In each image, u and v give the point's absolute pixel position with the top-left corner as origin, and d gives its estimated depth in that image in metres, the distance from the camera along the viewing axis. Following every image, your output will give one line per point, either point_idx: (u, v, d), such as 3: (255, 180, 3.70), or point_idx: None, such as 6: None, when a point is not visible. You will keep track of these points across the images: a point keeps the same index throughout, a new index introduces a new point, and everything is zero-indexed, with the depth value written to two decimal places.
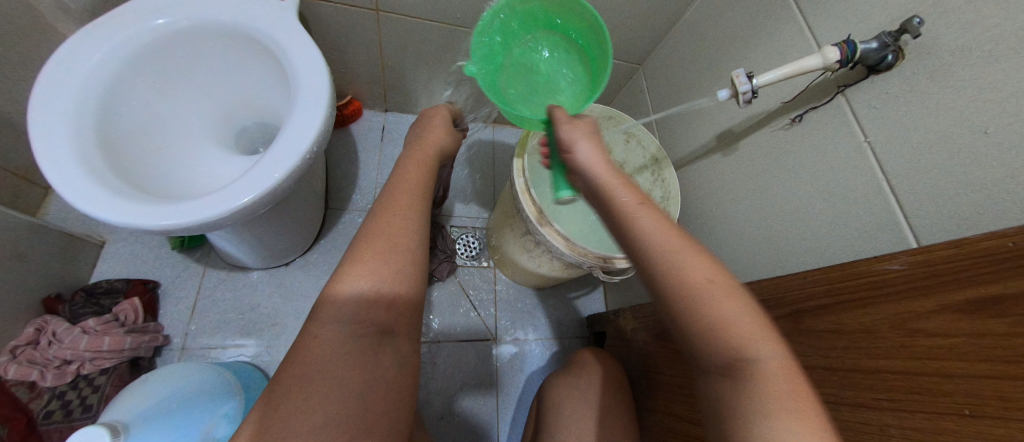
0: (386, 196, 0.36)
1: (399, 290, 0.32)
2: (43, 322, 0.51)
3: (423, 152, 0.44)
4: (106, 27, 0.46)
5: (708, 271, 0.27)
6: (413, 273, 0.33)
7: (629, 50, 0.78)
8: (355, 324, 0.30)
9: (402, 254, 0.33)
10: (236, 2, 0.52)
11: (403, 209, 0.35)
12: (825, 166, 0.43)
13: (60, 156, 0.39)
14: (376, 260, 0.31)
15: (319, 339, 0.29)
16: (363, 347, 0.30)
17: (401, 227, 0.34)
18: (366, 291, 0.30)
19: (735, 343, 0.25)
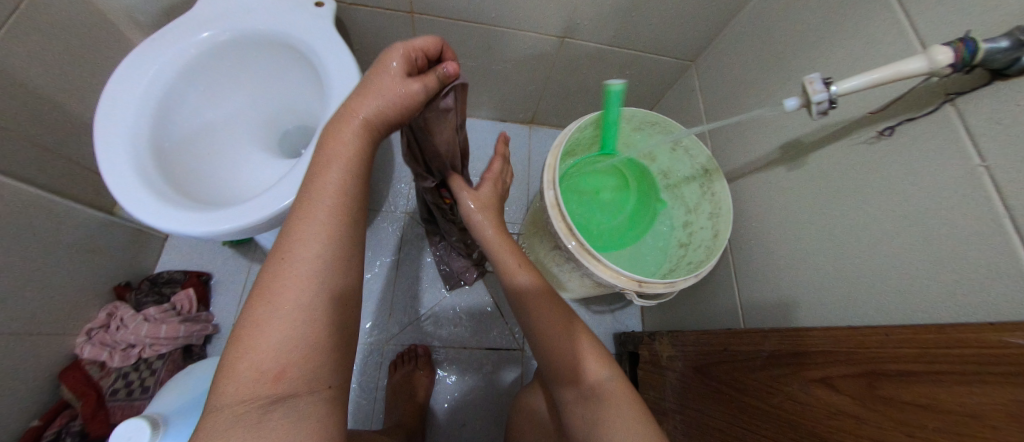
0: (291, 239, 0.31)
1: (289, 353, 0.27)
2: (114, 307, 0.58)
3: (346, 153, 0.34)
4: (162, 43, 0.51)
5: (553, 315, 0.44)
6: (307, 326, 0.28)
7: (679, 46, 0.71)
8: (243, 400, 0.26)
9: (293, 310, 0.28)
10: (278, 13, 0.55)
11: (307, 247, 0.30)
12: (922, 192, 0.35)
13: (119, 163, 0.43)
14: (273, 324, 0.27)
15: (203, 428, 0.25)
16: (250, 419, 0.25)
17: (300, 275, 0.29)
18: (245, 368, 0.26)
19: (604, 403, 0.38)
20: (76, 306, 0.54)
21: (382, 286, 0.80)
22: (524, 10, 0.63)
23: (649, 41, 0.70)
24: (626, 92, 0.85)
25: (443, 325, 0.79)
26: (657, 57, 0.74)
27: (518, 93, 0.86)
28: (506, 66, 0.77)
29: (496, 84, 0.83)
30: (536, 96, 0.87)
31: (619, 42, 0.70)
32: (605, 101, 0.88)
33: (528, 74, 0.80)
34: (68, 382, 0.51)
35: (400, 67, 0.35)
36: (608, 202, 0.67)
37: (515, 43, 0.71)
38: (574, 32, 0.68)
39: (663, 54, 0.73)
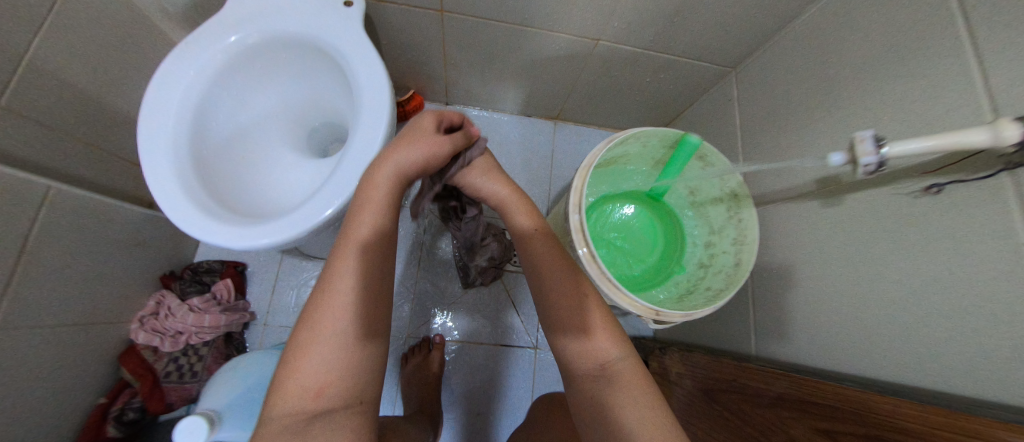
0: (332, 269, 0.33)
1: (331, 373, 0.30)
2: (161, 296, 0.62)
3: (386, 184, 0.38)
4: (196, 47, 0.51)
5: (594, 323, 0.38)
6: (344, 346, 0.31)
7: (721, 53, 0.67)
8: (292, 414, 0.29)
9: (332, 332, 0.31)
10: (308, 14, 0.54)
11: (345, 271, 0.33)
12: (959, 262, 0.35)
13: (165, 175, 0.45)
14: (314, 348, 0.30)
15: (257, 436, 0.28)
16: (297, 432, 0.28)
17: (337, 300, 0.32)
18: (293, 387, 0.29)
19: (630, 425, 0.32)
20: (129, 296, 0.59)
21: (405, 282, 0.84)
22: (559, 13, 0.60)
23: (685, 47, 0.66)
24: (659, 95, 0.82)
25: (461, 319, 0.84)
26: (695, 62, 0.70)
27: (545, 91, 0.83)
28: (535, 65, 0.75)
29: (523, 81, 0.80)
30: (564, 95, 0.84)
31: (656, 47, 0.67)
32: (633, 102, 0.85)
33: (558, 74, 0.77)
34: (127, 365, 0.57)
35: (432, 125, 0.41)
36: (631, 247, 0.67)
37: (547, 44, 0.68)
38: (609, 36, 0.65)
39: (702, 60, 0.69)
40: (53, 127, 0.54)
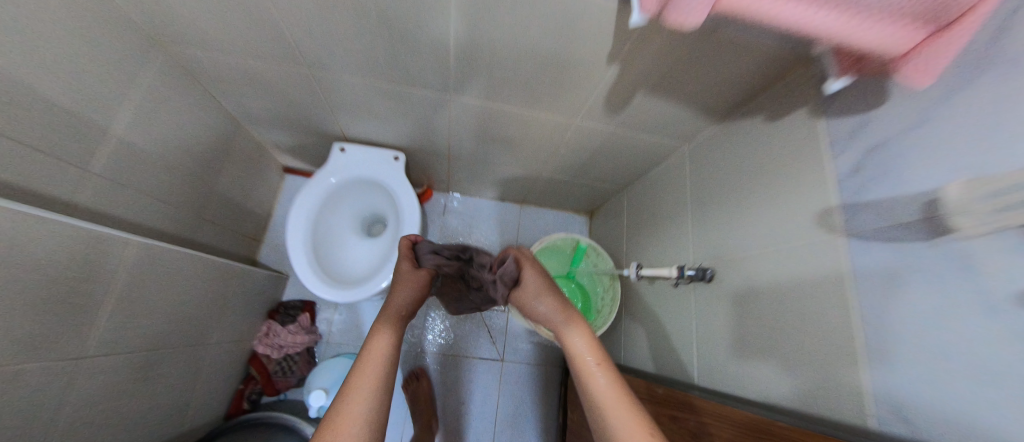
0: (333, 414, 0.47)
1: (365, 395, 0.49)
2: (269, 323, 1.01)
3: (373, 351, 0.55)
4: (314, 187, 0.95)
5: (611, 377, 0.52)
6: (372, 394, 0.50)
7: (613, 183, 1.14)
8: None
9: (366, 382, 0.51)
10: (373, 165, 0.99)
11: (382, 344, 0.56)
12: (682, 318, 0.81)
13: (302, 261, 0.89)
14: (365, 373, 0.52)
15: None
16: None
17: (379, 347, 0.55)
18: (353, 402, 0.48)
19: None
20: (254, 323, 0.98)
21: (411, 321, 1.25)
22: (516, 161, 1.06)
23: (593, 178, 1.11)
24: (585, 197, 1.28)
25: (451, 341, 1.26)
26: (601, 186, 1.17)
27: (513, 190, 1.29)
28: (505, 180, 1.20)
29: (498, 185, 1.26)
30: (525, 193, 1.30)
31: (575, 178, 1.13)
32: (573, 197, 1.29)
33: (520, 184, 1.23)
34: (255, 366, 0.97)
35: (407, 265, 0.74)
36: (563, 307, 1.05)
37: (511, 172, 1.14)
38: (547, 172, 1.11)
39: (604, 185, 1.16)
40: (213, 221, 0.95)
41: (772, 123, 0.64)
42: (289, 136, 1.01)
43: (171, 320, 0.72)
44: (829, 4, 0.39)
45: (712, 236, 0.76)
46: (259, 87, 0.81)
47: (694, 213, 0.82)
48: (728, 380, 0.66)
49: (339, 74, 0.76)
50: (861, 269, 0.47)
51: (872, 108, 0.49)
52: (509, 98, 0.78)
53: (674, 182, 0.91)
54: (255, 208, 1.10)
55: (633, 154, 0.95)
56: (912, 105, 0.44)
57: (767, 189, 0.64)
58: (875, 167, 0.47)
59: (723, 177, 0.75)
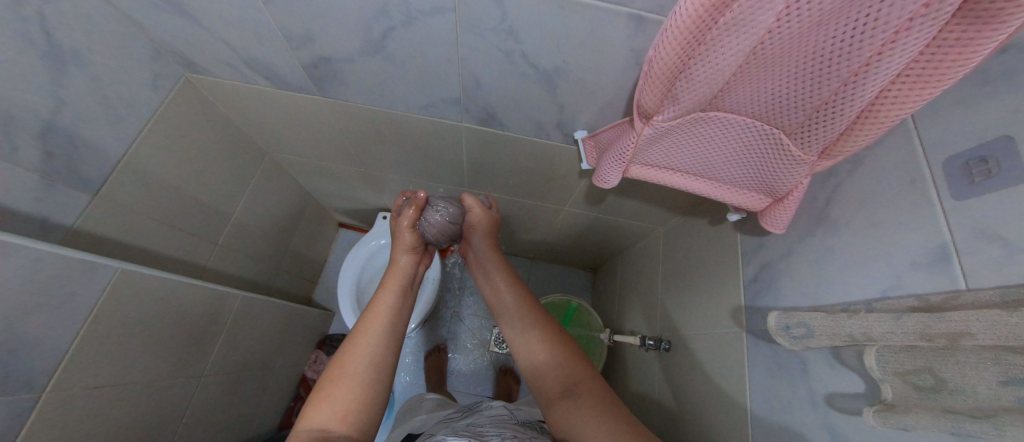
0: (333, 384, 0.55)
1: (376, 343, 0.61)
2: (316, 352, 1.27)
3: (366, 337, 0.62)
4: (362, 245, 1.22)
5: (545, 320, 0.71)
6: (379, 340, 0.62)
7: (607, 250, 1.31)
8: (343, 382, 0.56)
9: (374, 331, 0.63)
10: None
11: (382, 300, 0.67)
12: (655, 382, 0.94)
13: (346, 303, 1.15)
14: (372, 321, 0.64)
15: (327, 398, 0.54)
16: (346, 387, 0.55)
17: (381, 301, 0.67)
18: (363, 351, 0.60)
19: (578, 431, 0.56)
20: (307, 352, 1.24)
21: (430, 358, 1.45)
22: (522, 229, 1.27)
23: (589, 245, 1.29)
24: (586, 258, 1.45)
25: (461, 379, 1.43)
26: (597, 252, 1.34)
27: (523, 249, 1.49)
28: (516, 241, 1.41)
29: (510, 245, 1.47)
30: (533, 252, 1.50)
31: (574, 244, 1.32)
32: (575, 258, 1.46)
33: (529, 245, 1.43)
34: (303, 387, 1.22)
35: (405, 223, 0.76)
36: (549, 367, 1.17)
37: (519, 236, 1.35)
38: (549, 238, 1.31)
39: (600, 251, 1.33)
40: (287, 270, 1.24)
41: (710, 227, 0.80)
42: (345, 204, 1.31)
43: (262, 349, 0.99)
44: (703, 178, 0.58)
45: (674, 313, 0.90)
46: (328, 175, 1.11)
47: (665, 290, 0.98)
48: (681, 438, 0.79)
49: (384, 171, 1.03)
50: (759, 359, 0.61)
51: (762, 234, 0.64)
52: (510, 191, 1.00)
53: (652, 258, 1.07)
54: (315, 257, 1.40)
55: (618, 232, 1.12)
56: (784, 239, 0.60)
57: (706, 282, 0.79)
58: (764, 283, 0.62)
59: (683, 263, 0.90)
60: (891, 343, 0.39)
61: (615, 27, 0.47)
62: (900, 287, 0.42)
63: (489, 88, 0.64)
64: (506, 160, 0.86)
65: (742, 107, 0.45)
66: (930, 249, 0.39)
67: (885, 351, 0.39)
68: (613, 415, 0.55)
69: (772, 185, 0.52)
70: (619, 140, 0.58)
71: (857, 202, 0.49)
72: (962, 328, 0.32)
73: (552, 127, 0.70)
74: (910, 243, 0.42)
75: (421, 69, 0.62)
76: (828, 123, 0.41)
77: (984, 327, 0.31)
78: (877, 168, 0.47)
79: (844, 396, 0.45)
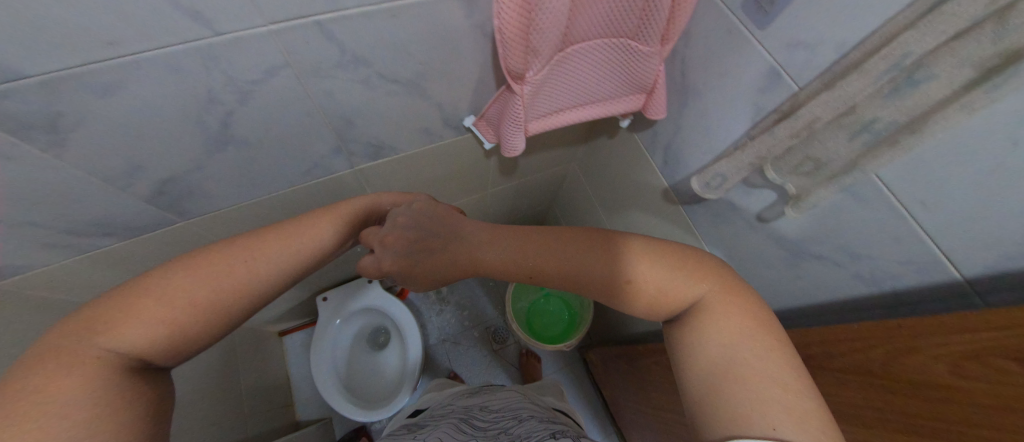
0: (182, 284, 0.36)
1: (273, 275, 0.40)
2: None
3: (263, 259, 0.40)
4: (319, 339, 1.11)
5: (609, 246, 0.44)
6: (281, 270, 0.41)
7: (542, 206, 1.38)
8: (198, 297, 0.36)
9: (283, 256, 0.41)
10: (357, 295, 1.17)
11: (317, 227, 0.45)
12: None
13: (338, 401, 1.05)
14: (291, 239, 0.43)
15: (161, 302, 0.34)
16: (202, 312, 0.36)
17: (315, 230, 0.45)
18: (247, 268, 0.39)
19: (715, 348, 0.36)
20: None
21: None
22: None
23: (525, 209, 1.34)
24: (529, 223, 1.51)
25: None
26: (536, 211, 1.41)
27: None
28: None
29: None
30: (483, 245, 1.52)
31: (514, 216, 1.36)
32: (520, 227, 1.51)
33: None
34: None
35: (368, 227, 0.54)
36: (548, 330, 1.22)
37: None
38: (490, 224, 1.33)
39: (538, 210, 1.40)
40: (255, 410, 1.09)
41: (611, 140, 0.89)
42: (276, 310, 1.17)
43: None
44: (588, 104, 0.64)
45: (622, 223, 1.01)
46: None
47: (604, 210, 1.08)
48: None
49: None
50: (700, 218, 0.72)
51: (651, 124, 0.74)
52: None
53: (580, 191, 1.16)
54: (275, 381, 1.24)
55: (542, 186, 1.19)
56: (669, 119, 0.69)
57: (631, 185, 0.89)
58: (673, 160, 0.72)
59: (606, 181, 0.99)
60: (775, 154, 0.49)
61: (451, 10, 0.47)
62: (760, 110, 0.52)
63: (362, 121, 0.61)
64: (413, 177, 0.83)
65: (588, 33, 0.50)
66: (764, 73, 0.49)
67: (776, 162, 0.49)
68: (743, 337, 0.36)
69: (640, 83, 0.59)
70: (506, 108, 0.60)
71: (703, 63, 0.58)
72: (814, 116, 0.42)
73: (440, 126, 0.70)
74: (752, 75, 0.51)
75: (281, 136, 0.57)
76: (653, 19, 0.47)
77: (823, 108, 0.41)
78: (704, 30, 0.55)
79: (767, 209, 0.56)
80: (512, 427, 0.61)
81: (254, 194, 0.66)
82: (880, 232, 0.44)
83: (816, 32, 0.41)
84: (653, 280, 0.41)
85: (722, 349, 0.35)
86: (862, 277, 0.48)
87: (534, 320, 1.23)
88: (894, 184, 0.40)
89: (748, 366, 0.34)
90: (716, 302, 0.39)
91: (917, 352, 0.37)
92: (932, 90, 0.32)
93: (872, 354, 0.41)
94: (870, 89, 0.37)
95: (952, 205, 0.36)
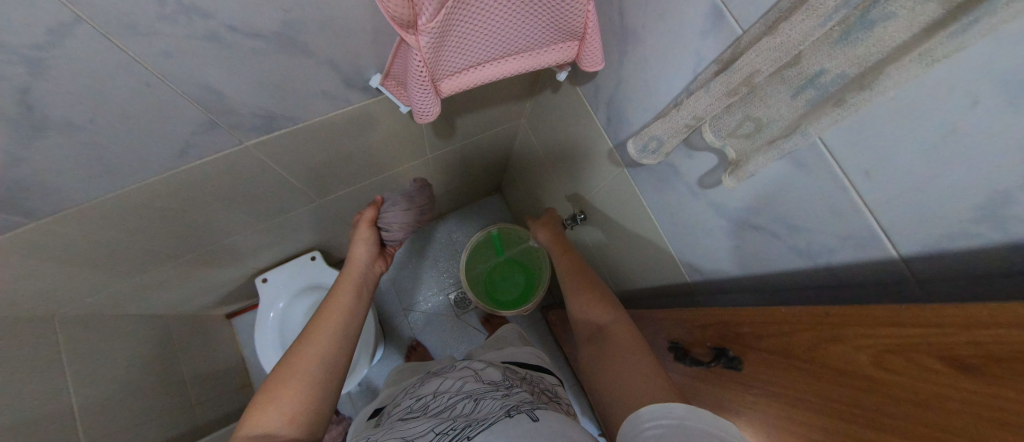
0: (277, 379, 0.49)
1: (343, 339, 0.57)
2: None
3: (322, 328, 0.57)
4: (262, 323, 1.06)
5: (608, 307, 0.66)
6: (340, 336, 0.57)
7: (496, 168, 1.30)
8: (297, 388, 0.49)
9: (340, 311, 0.60)
10: (300, 274, 1.10)
11: (342, 300, 0.62)
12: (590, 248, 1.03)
13: None
14: (326, 319, 0.58)
15: (274, 399, 0.47)
16: (297, 394, 0.48)
17: (351, 281, 0.66)
18: (314, 356, 0.52)
19: (628, 357, 0.55)
20: None
21: None
22: None
23: (478, 171, 1.25)
24: (486, 185, 1.44)
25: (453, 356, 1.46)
26: (490, 173, 1.33)
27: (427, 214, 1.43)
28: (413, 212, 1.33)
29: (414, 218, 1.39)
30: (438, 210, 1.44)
31: (466, 180, 1.28)
32: (476, 190, 1.43)
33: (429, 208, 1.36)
34: None
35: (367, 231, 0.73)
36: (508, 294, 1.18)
37: None
38: (440, 189, 1.25)
39: (492, 172, 1.32)
40: (206, 397, 1.06)
41: (554, 94, 0.79)
42: (214, 295, 1.09)
43: None
44: (507, 56, 0.53)
45: (571, 186, 0.95)
46: (163, 285, 0.89)
47: (554, 172, 1.01)
48: (628, 277, 0.90)
49: (220, 240, 0.85)
50: (642, 182, 0.66)
51: (591, 76, 0.65)
52: (360, 174, 0.89)
53: (530, 151, 1.08)
54: (227, 365, 1.21)
55: (490, 147, 1.10)
56: (608, 69, 0.60)
57: (577, 145, 0.82)
58: (615, 118, 0.64)
59: (553, 140, 0.91)
60: (713, 114, 0.42)
61: None
62: (700, 58, 0.44)
63: (232, 89, 0.49)
64: (328, 148, 0.73)
65: None
66: (706, 11, 0.40)
67: (714, 123, 0.42)
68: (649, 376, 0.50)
69: (568, 28, 0.50)
70: (407, 64, 0.50)
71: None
72: (751, 69, 0.35)
73: (339, 88, 0.58)
74: (693, 14, 0.42)
75: (123, 114, 0.45)
76: None
77: (764, 59, 0.34)
78: None
79: (706, 174, 0.51)
80: (469, 407, 0.58)
81: (120, 184, 0.55)
82: (817, 204, 0.39)
83: None
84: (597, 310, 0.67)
85: (632, 363, 0.54)
86: (798, 251, 0.44)
87: (493, 287, 1.19)
88: (836, 150, 0.35)
89: (644, 380, 0.50)
90: (616, 328, 0.62)
91: (841, 341, 0.34)
92: (889, 33, 0.25)
93: (797, 338, 0.39)
94: (818, 32, 0.29)
95: (898, 177, 0.32)
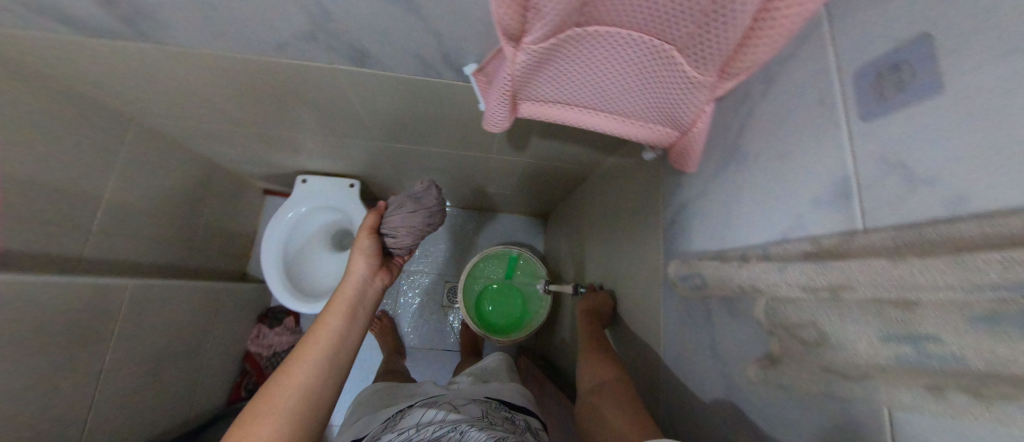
0: (255, 412, 0.51)
1: (325, 374, 0.58)
2: (258, 329, 1.30)
3: (307, 360, 0.58)
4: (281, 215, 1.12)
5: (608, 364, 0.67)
6: (324, 372, 0.58)
7: (551, 197, 1.26)
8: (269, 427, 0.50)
9: (327, 344, 0.60)
10: (334, 192, 1.16)
11: (331, 328, 0.62)
12: None
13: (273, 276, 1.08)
14: (309, 352, 0.58)
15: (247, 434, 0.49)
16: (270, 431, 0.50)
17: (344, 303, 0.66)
18: (291, 393, 0.54)
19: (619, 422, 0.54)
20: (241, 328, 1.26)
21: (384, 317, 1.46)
22: (457, 182, 1.20)
23: (533, 191, 1.22)
24: (533, 206, 1.41)
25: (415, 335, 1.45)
26: (542, 199, 1.29)
27: (468, 201, 1.43)
28: (456, 194, 1.34)
29: (455, 198, 1.40)
30: (479, 203, 1.44)
31: (516, 193, 1.26)
32: (523, 205, 1.40)
33: (471, 198, 1.37)
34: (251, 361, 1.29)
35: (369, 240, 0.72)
36: (494, 317, 1.13)
37: (457, 188, 1.27)
38: (490, 188, 1.24)
39: (545, 198, 1.28)
40: (206, 247, 1.16)
41: (636, 167, 0.73)
42: (262, 170, 1.19)
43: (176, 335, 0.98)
44: (601, 111, 0.48)
45: (605, 257, 0.88)
46: (226, 142, 0.98)
47: (597, 234, 0.95)
48: None
49: (285, 132, 0.91)
50: (671, 303, 0.58)
51: (679, 172, 0.58)
52: (423, 141, 0.91)
53: (588, 202, 1.03)
54: (239, 230, 1.31)
55: (554, 177, 1.06)
56: (699, 175, 0.53)
57: (630, 225, 0.75)
58: (679, 225, 0.57)
59: (612, 207, 0.85)
60: (779, 294, 0.34)
61: None
62: (799, 227, 0.36)
63: (342, 19, 0.51)
64: (404, 106, 0.74)
65: (625, 14, 0.35)
66: (834, 183, 0.32)
67: (775, 303, 0.35)
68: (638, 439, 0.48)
69: (674, 116, 0.43)
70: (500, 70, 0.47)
71: (769, 127, 0.41)
72: (843, 279, 0.28)
73: (436, 60, 0.58)
74: (817, 176, 0.34)
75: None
76: None
77: (866, 277, 0.26)
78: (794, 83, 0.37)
79: (739, 346, 0.42)
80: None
81: (224, 48, 0.60)
82: None
83: (938, 162, 0.25)
84: (598, 370, 0.66)
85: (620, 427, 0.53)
86: None
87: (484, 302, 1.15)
88: (903, 432, 0.26)
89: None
90: (612, 386, 0.62)
91: None
92: None
93: None
94: (953, 294, 0.22)
95: None
